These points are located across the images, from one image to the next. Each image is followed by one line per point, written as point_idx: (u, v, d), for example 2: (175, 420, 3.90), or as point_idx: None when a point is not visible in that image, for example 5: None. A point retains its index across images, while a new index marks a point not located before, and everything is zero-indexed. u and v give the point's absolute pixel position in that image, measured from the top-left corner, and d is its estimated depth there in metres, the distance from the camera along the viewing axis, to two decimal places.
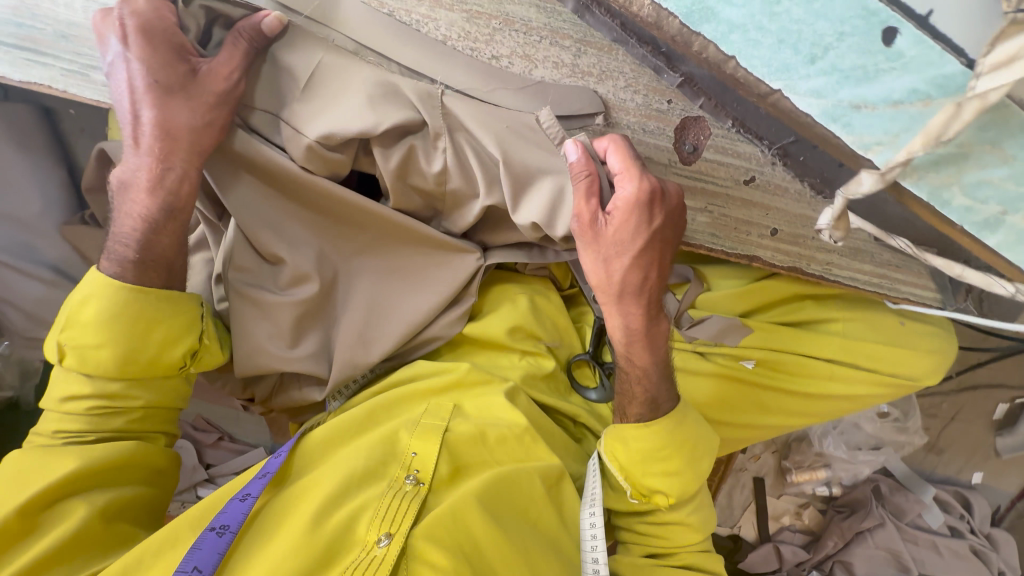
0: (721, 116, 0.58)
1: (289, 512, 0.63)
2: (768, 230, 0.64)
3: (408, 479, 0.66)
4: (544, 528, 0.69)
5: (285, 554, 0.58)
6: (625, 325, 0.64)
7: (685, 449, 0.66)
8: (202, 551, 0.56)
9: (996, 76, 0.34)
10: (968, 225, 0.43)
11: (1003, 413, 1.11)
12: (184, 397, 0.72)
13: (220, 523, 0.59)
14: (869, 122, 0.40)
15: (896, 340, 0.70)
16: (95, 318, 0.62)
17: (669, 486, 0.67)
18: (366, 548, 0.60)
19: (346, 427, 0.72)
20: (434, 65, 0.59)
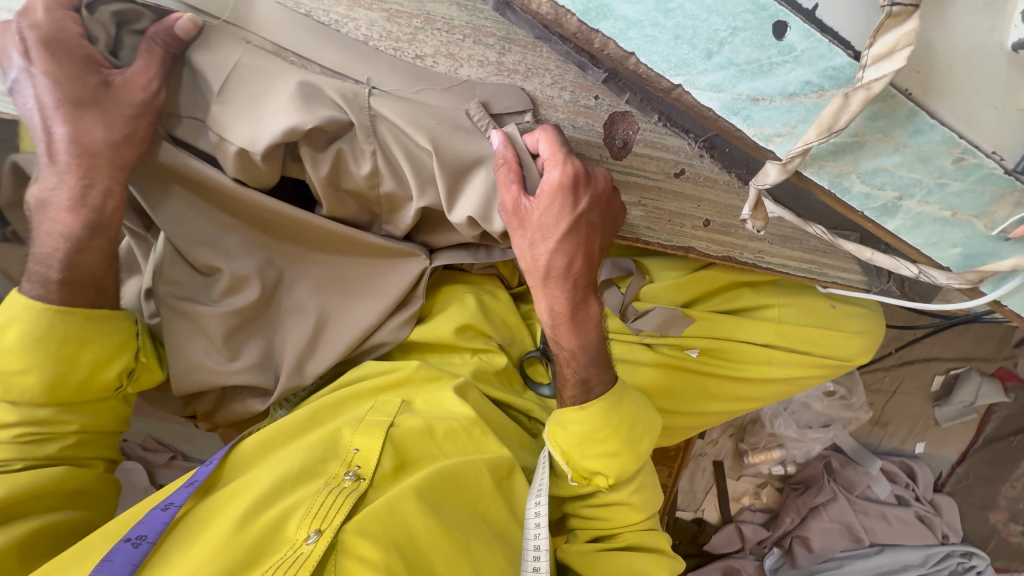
0: (648, 111, 0.60)
1: (217, 515, 0.61)
2: (701, 222, 0.66)
3: (348, 475, 0.65)
4: (489, 517, 0.68)
5: (205, 558, 0.55)
6: (549, 306, 0.64)
7: (624, 428, 0.65)
8: (114, 562, 0.52)
9: (880, 67, 0.35)
10: (869, 211, 0.44)
11: (940, 383, 1.17)
12: (123, 420, 0.69)
13: (137, 534, 0.56)
14: (769, 115, 0.39)
15: (831, 323, 0.72)
16: (17, 339, 0.58)
17: (609, 466, 0.64)
18: (294, 546, 0.58)
19: (285, 431, 0.70)
20: (357, 65, 0.57)
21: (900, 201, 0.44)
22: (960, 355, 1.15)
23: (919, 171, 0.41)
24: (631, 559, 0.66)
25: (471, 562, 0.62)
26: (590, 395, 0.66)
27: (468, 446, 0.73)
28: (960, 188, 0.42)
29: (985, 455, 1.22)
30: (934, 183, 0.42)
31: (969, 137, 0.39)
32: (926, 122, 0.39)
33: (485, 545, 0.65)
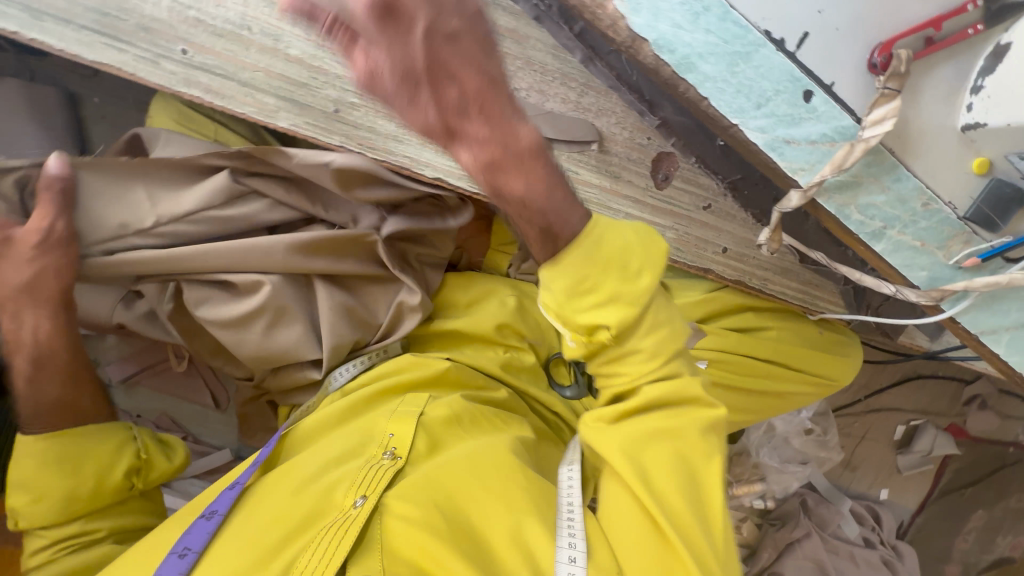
0: (688, 154, 0.75)
1: (272, 487, 0.66)
2: (720, 249, 0.79)
3: (386, 454, 0.68)
4: (527, 474, 0.67)
5: (264, 525, 0.61)
6: (476, 162, 0.45)
7: (612, 269, 0.56)
8: (193, 533, 0.61)
9: (876, 129, 0.51)
10: (863, 235, 0.58)
11: (902, 433, 1.31)
12: (153, 513, 0.76)
13: (211, 509, 0.64)
14: (798, 153, 0.54)
15: (820, 346, 0.86)
16: (27, 470, 0.67)
17: (606, 318, 0.56)
18: (343, 510, 0.62)
19: (333, 413, 0.74)
20: None
21: (885, 229, 0.58)
22: (919, 407, 1.30)
23: (898, 209, 0.56)
24: (632, 426, 0.61)
25: (515, 524, 0.62)
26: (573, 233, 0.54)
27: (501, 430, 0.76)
28: (927, 225, 0.57)
29: (941, 506, 1.34)
30: (910, 219, 0.57)
31: (934, 189, 0.55)
32: (906, 172, 0.54)
33: (529, 498, 0.65)
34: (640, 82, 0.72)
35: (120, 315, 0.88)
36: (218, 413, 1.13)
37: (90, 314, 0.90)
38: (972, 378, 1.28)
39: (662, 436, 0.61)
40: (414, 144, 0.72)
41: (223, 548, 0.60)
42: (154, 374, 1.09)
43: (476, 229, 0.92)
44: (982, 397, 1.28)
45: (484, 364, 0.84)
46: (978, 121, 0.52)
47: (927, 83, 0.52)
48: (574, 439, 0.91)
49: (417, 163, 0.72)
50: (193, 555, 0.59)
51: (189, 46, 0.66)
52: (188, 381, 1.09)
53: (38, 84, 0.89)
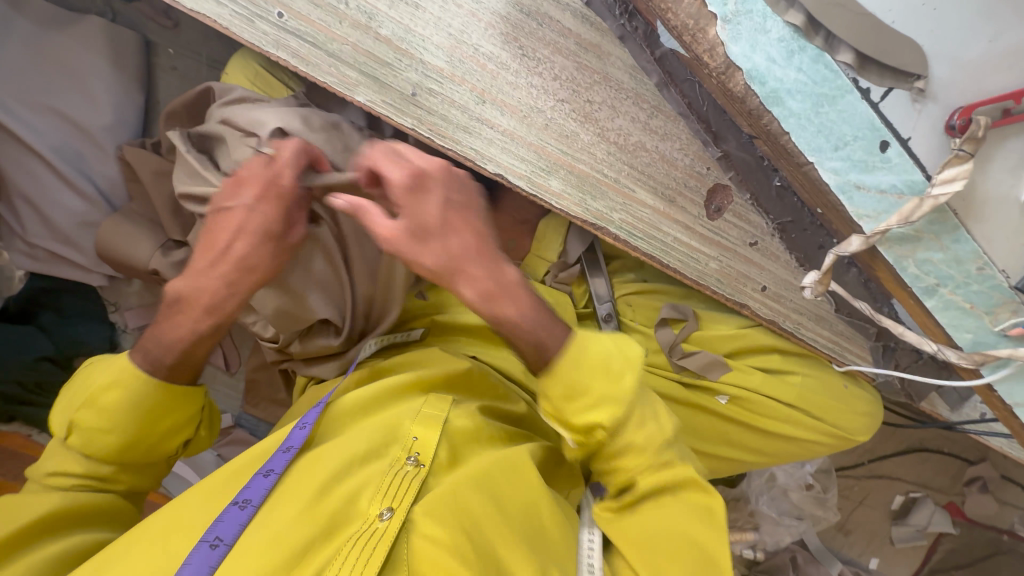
0: (743, 190, 0.76)
1: (300, 479, 0.63)
2: (759, 286, 0.80)
3: (409, 460, 0.67)
4: (546, 518, 0.69)
5: (291, 522, 0.59)
6: (475, 294, 0.59)
7: (604, 378, 0.62)
8: (226, 522, 0.58)
9: (946, 187, 0.52)
10: (915, 289, 0.60)
11: (899, 504, 1.30)
12: (158, 478, 0.73)
13: (243, 497, 0.60)
14: (866, 200, 0.56)
15: (841, 399, 0.86)
16: (114, 404, 0.63)
17: (601, 416, 0.62)
18: (368, 521, 0.61)
19: (360, 399, 0.74)
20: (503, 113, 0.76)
21: (938, 286, 0.59)
22: (920, 480, 1.29)
23: (954, 269, 0.58)
24: (652, 521, 0.65)
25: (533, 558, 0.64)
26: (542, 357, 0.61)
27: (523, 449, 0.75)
28: (978, 289, 0.58)
29: None
30: (963, 280, 0.58)
31: (989, 255, 0.57)
32: (966, 235, 0.56)
33: (546, 539, 0.67)
34: (710, 112, 0.73)
35: (156, 263, 0.87)
36: (226, 376, 1.12)
37: (127, 256, 0.89)
38: (976, 459, 1.28)
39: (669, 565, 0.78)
40: (483, 138, 0.72)
41: (251, 545, 0.56)
42: None
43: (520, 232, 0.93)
44: (984, 479, 1.26)
45: (504, 366, 0.87)
46: None
47: (996, 153, 0.53)
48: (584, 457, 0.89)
49: (480, 157, 0.73)
50: (225, 547, 0.55)
51: (286, 10, 0.67)
52: None
53: (119, 27, 0.91)
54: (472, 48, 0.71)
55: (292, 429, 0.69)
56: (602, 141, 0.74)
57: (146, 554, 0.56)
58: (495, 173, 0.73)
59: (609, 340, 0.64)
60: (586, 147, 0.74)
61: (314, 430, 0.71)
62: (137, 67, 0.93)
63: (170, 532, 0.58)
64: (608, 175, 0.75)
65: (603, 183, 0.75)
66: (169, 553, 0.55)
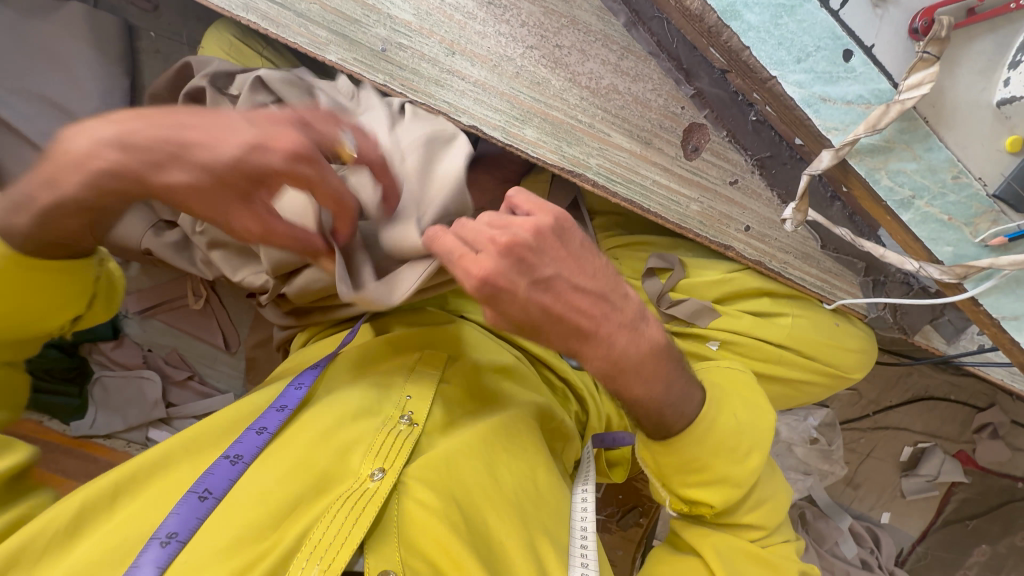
0: (719, 127, 0.75)
1: (291, 438, 0.63)
2: (743, 227, 0.79)
3: (403, 419, 0.67)
4: (537, 479, 0.70)
5: (280, 481, 0.58)
6: (599, 370, 0.55)
7: (721, 455, 0.64)
8: (216, 476, 0.56)
9: (914, 92, 0.51)
10: (890, 203, 0.59)
11: (908, 455, 1.28)
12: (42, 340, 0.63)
13: (235, 452, 0.59)
14: (833, 112, 0.55)
15: (834, 338, 0.85)
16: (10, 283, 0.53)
17: (711, 495, 0.65)
18: (360, 480, 0.60)
19: (355, 358, 0.75)
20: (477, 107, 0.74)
21: (913, 199, 0.58)
22: (928, 430, 1.27)
23: (928, 178, 0.57)
24: (725, 542, 0.68)
25: (522, 520, 0.65)
26: (685, 421, 0.62)
27: (518, 412, 0.75)
28: (956, 199, 0.57)
29: (943, 534, 1.30)
30: (939, 191, 0.57)
31: (964, 162, 0.56)
32: (938, 142, 0.55)
33: (538, 503, 0.68)
34: (679, 49, 0.73)
35: (148, 243, 0.90)
36: (226, 357, 1.14)
37: (121, 237, 0.92)
38: (985, 406, 1.25)
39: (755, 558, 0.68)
40: (455, 89, 0.73)
41: (240, 499, 0.56)
42: (173, 310, 1.10)
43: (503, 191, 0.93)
44: (994, 425, 1.24)
45: (500, 328, 0.86)
46: (1013, 96, 0.52)
47: (964, 55, 0.52)
48: (579, 410, 0.90)
49: (454, 110, 0.73)
50: (215, 500, 0.54)
51: None
52: (203, 321, 1.11)
53: (101, 12, 0.93)
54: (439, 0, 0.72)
55: (287, 389, 0.69)
56: (574, 86, 0.74)
57: (138, 514, 0.54)
58: (469, 126, 0.74)
59: (737, 418, 0.67)
60: (558, 93, 0.74)
61: (312, 390, 0.71)
62: (120, 52, 0.95)
63: (162, 491, 0.56)
64: (582, 120, 0.75)
65: (578, 129, 0.75)
66: (159, 503, 0.55)
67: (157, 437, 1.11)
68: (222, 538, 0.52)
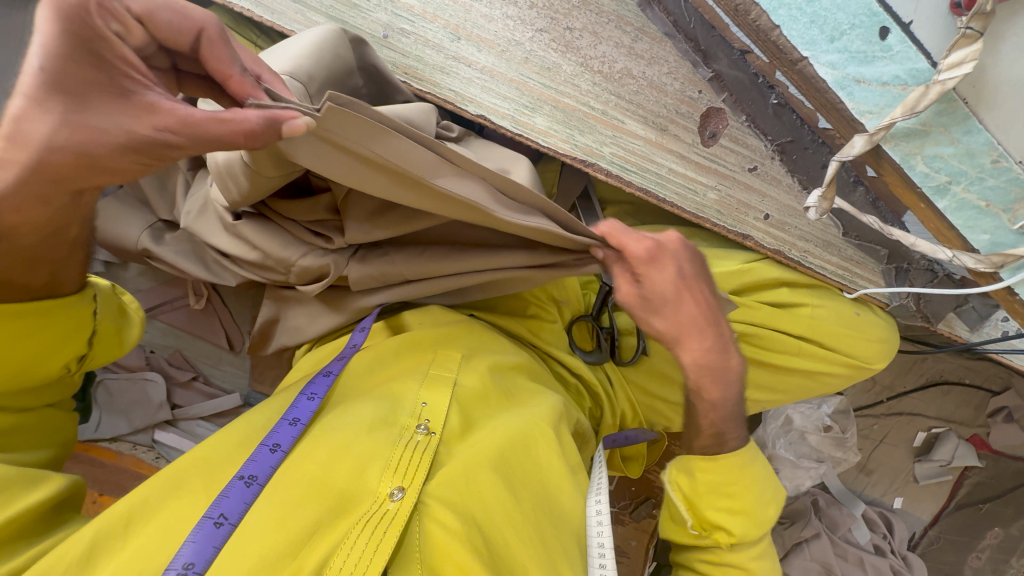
0: (738, 112, 0.72)
1: (305, 454, 0.61)
2: (762, 215, 0.77)
3: (420, 429, 0.65)
4: (551, 488, 0.69)
5: (295, 502, 0.56)
6: (694, 361, 0.66)
7: (751, 492, 0.69)
8: (230, 500, 0.54)
9: (953, 72, 0.48)
10: (925, 189, 0.56)
11: (921, 440, 1.27)
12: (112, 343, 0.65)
13: (249, 473, 0.57)
14: (866, 94, 0.52)
15: (854, 328, 0.82)
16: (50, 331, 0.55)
17: (734, 525, 0.68)
18: (378, 501, 0.58)
19: (368, 363, 0.74)
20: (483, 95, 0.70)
21: (950, 184, 0.55)
22: (943, 415, 1.25)
23: (966, 163, 0.54)
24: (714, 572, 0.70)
25: (541, 537, 0.63)
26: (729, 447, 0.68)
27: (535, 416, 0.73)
28: (994, 184, 0.54)
29: (955, 517, 1.30)
30: (976, 175, 0.54)
31: (1004, 145, 0.53)
32: (977, 124, 0.52)
33: (554, 515, 0.67)
34: (697, 30, 0.69)
35: (149, 244, 0.88)
36: (228, 356, 1.12)
37: (119, 238, 0.90)
38: (1000, 389, 1.23)
39: None
40: (462, 77, 0.69)
41: (257, 525, 0.54)
42: (174, 310, 1.07)
43: None
44: (1009, 409, 1.22)
45: (511, 326, 0.87)
46: None
47: (1006, 30, 0.49)
48: (593, 407, 0.89)
49: (461, 99, 0.70)
50: (231, 526, 0.52)
51: None
52: (205, 321, 1.06)
53: None
54: None
55: (297, 399, 0.67)
56: (586, 71, 0.70)
57: (153, 540, 0.52)
58: (477, 115, 0.70)
59: (765, 465, 0.72)
60: (569, 79, 0.70)
61: (324, 399, 0.70)
62: None
63: (173, 517, 0.54)
64: (595, 107, 0.71)
65: (590, 117, 0.72)
66: (171, 528, 0.53)
67: (164, 438, 1.10)
68: (236, 571, 0.51)
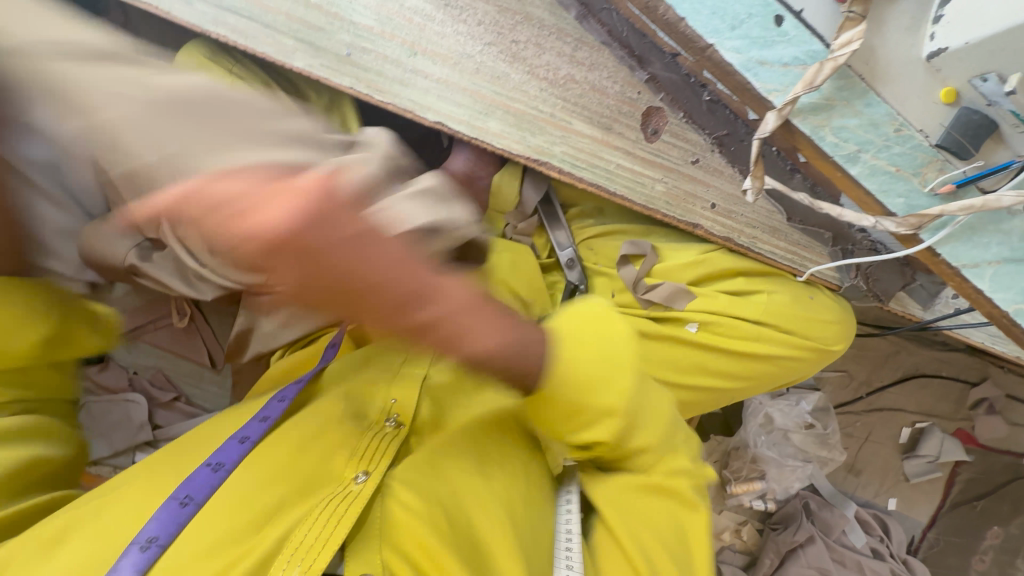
0: (675, 109, 0.78)
1: (277, 444, 0.63)
2: (709, 205, 0.81)
3: (388, 421, 0.66)
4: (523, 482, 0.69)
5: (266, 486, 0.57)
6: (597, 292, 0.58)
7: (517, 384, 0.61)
8: (197, 482, 0.55)
9: (845, 50, 0.54)
10: (838, 159, 0.62)
11: (906, 437, 1.26)
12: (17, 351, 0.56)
13: (216, 460, 0.58)
14: (771, 75, 0.58)
15: (811, 312, 0.86)
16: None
17: (595, 430, 0.63)
18: (343, 484, 0.59)
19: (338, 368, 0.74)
20: (435, 102, 0.77)
21: (859, 153, 0.61)
22: (924, 409, 1.25)
23: (871, 133, 0.60)
24: (628, 498, 0.66)
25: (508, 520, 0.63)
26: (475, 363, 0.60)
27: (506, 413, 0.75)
28: (900, 151, 0.60)
29: (952, 518, 1.26)
30: (883, 143, 0.60)
31: (904, 115, 0.59)
32: (877, 97, 0.58)
33: (522, 503, 0.66)
34: (630, 38, 0.76)
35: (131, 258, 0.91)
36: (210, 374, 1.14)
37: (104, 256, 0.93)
38: (977, 380, 1.24)
39: (658, 519, 0.65)
40: (418, 88, 0.76)
41: (223, 506, 0.55)
42: (157, 330, 1.12)
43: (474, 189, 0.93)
44: (989, 400, 1.23)
45: None
46: (941, 48, 0.54)
47: (890, 13, 0.55)
48: None
49: (419, 108, 0.76)
50: (197, 506, 0.53)
51: None
52: (189, 339, 1.11)
53: None
54: (398, 5, 0.75)
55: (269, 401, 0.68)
56: (533, 78, 0.77)
57: (94, 533, 0.51)
58: (435, 122, 0.77)
59: (566, 344, 0.61)
60: (517, 86, 0.77)
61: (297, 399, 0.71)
62: None
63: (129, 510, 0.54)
64: (543, 110, 0.78)
65: (540, 119, 0.78)
66: (123, 519, 0.53)
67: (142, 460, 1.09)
68: (196, 549, 0.51)
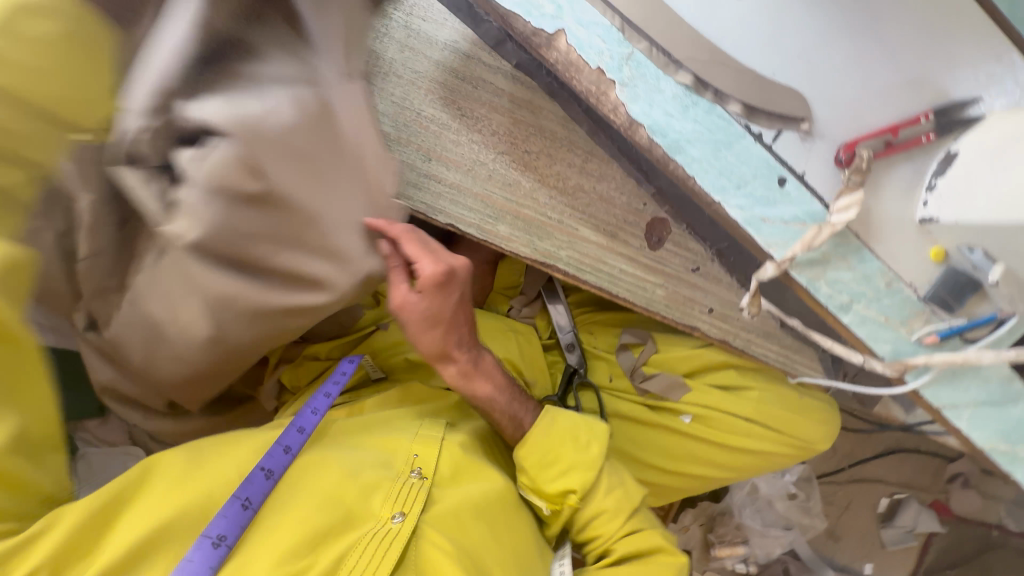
0: (678, 221, 0.82)
1: (303, 477, 0.60)
2: (707, 308, 0.84)
3: (414, 471, 0.65)
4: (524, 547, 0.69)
5: (296, 529, 0.55)
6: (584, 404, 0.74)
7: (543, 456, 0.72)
8: (228, 518, 0.53)
9: (843, 215, 0.58)
10: (831, 307, 0.64)
11: (885, 506, 1.31)
12: None
13: (246, 494, 0.55)
14: (773, 230, 0.61)
15: (797, 410, 0.90)
16: None
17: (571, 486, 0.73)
18: (380, 522, 0.60)
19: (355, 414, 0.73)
20: (446, 204, 0.76)
21: (852, 303, 0.63)
22: (903, 481, 1.31)
23: (864, 285, 0.62)
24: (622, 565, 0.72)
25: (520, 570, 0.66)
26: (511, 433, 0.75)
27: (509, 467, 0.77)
28: (890, 303, 0.63)
29: None
30: (874, 295, 0.62)
31: (896, 270, 0.61)
32: (869, 255, 0.61)
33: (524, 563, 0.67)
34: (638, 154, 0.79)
35: None
36: None
37: None
38: (955, 455, 1.30)
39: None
40: (431, 191, 0.75)
41: (259, 545, 0.54)
42: None
43: (480, 272, 0.96)
44: (964, 475, 1.30)
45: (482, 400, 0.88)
46: (932, 215, 0.58)
47: (888, 180, 0.58)
48: None
49: (432, 211, 0.75)
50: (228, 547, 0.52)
51: None
52: None
53: None
54: (415, 113, 0.76)
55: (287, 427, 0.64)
56: (543, 186, 0.79)
57: None
58: (447, 224, 0.75)
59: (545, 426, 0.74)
60: (529, 193, 0.79)
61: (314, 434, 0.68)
62: None
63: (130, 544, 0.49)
64: (551, 216, 0.79)
65: (547, 225, 0.78)
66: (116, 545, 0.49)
67: None
68: None
